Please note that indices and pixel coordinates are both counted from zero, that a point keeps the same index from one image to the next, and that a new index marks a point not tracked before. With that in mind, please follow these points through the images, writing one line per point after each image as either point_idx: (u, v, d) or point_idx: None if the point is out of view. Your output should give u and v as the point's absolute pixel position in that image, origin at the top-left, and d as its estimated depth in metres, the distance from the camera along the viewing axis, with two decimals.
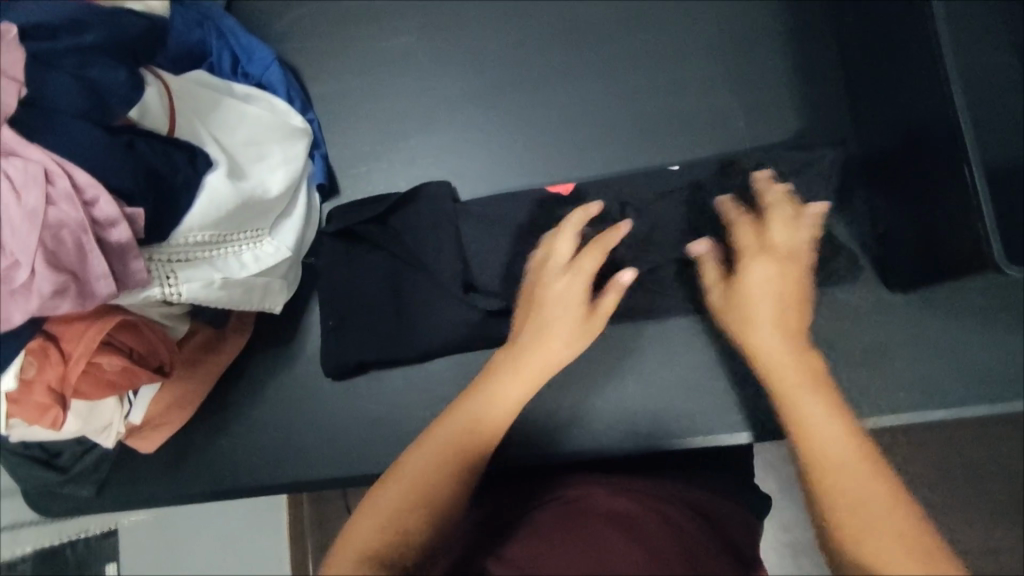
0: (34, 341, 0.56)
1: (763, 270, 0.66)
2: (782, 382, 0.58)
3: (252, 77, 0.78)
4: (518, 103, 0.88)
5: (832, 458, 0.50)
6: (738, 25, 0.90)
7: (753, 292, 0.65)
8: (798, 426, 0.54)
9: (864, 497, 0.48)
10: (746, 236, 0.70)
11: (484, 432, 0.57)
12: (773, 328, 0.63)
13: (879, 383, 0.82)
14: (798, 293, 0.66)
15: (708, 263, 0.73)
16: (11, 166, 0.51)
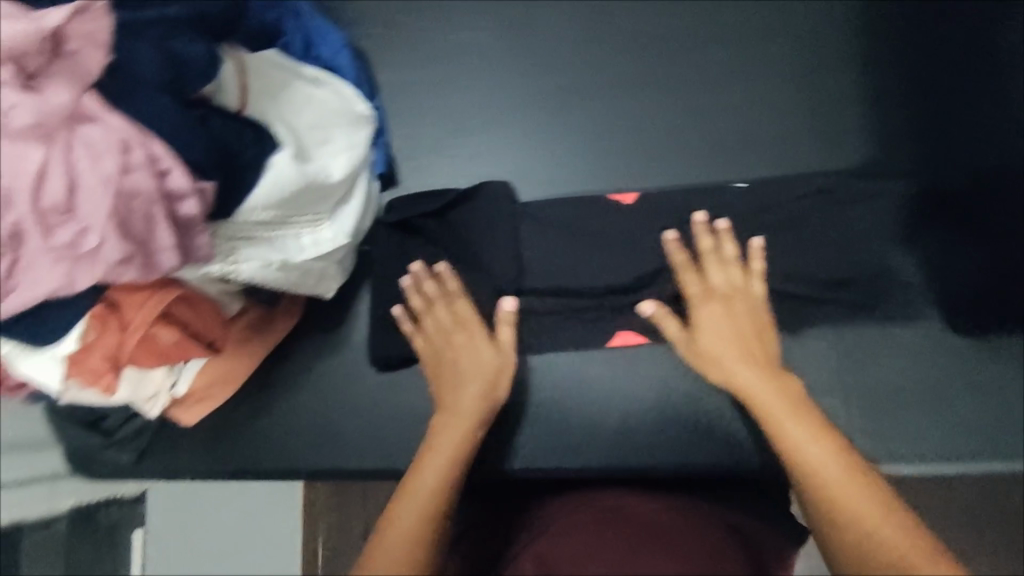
0: (98, 307, 0.56)
1: (714, 311, 0.71)
2: (765, 408, 0.61)
3: (322, 61, 0.78)
4: (584, 107, 0.87)
5: (817, 471, 0.54)
6: (819, 44, 0.87)
7: (711, 334, 0.69)
8: (785, 449, 0.57)
9: (855, 503, 0.51)
10: (694, 287, 0.73)
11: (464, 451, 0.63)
12: (743, 362, 0.66)
13: (929, 428, 0.79)
14: (753, 325, 0.70)
15: (666, 321, 0.73)
16: (92, 131, 0.50)
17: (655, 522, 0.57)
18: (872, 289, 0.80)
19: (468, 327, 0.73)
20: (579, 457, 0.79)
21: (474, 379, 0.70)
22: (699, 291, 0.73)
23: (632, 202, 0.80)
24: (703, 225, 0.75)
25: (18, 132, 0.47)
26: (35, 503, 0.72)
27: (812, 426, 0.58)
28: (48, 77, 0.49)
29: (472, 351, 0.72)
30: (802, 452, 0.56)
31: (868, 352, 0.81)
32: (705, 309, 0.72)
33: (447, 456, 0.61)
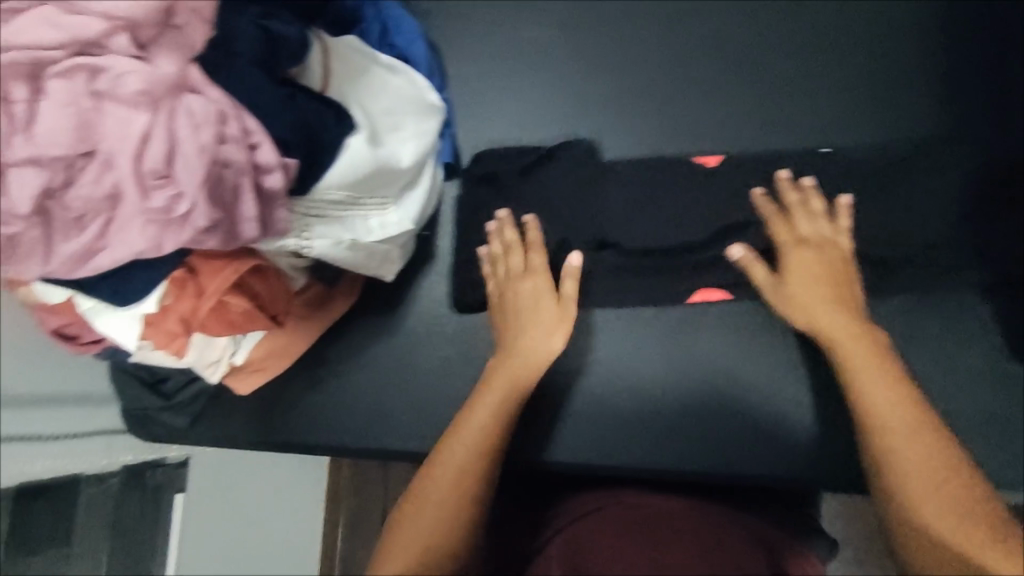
0: (178, 272, 0.59)
1: (798, 257, 0.75)
2: (851, 360, 0.67)
3: (398, 48, 0.80)
4: (652, 109, 0.87)
5: (895, 434, 0.62)
6: (896, 59, 0.86)
7: (800, 283, 0.73)
8: (864, 406, 0.64)
9: (923, 467, 0.60)
10: (781, 234, 0.76)
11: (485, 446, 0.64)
12: (830, 306, 0.71)
13: (986, 457, 0.77)
14: (840, 273, 0.73)
15: (751, 264, 0.76)
16: (192, 101, 0.52)
17: (678, 522, 0.58)
18: (922, 312, 0.81)
19: (535, 271, 0.75)
20: (616, 458, 0.80)
21: (541, 318, 0.73)
22: (789, 238, 0.76)
23: (715, 164, 0.82)
24: (787, 181, 0.79)
25: (128, 98, 0.50)
26: (98, 457, 0.76)
27: (890, 389, 0.64)
28: (158, 47, 0.51)
29: (539, 294, 0.74)
30: (880, 412, 0.63)
31: (927, 374, 0.80)
32: (795, 253, 0.75)
33: (466, 452, 0.63)
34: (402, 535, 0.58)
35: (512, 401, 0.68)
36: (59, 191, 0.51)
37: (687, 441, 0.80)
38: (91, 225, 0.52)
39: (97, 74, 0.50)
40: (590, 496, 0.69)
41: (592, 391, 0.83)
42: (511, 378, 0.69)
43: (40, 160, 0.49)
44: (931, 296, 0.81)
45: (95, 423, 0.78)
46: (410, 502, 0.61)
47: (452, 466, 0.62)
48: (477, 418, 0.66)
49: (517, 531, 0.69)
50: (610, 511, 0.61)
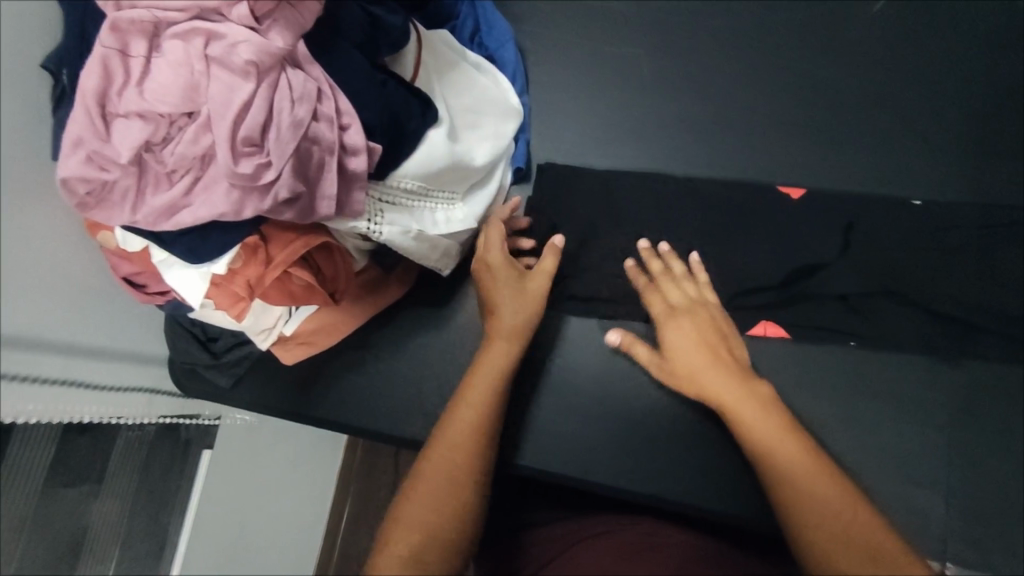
0: (251, 238, 0.60)
1: (676, 330, 0.71)
2: (740, 421, 0.64)
3: (486, 48, 0.82)
4: (731, 140, 0.85)
5: (799, 485, 0.57)
6: (992, 125, 0.83)
7: (678, 356, 0.70)
8: (767, 463, 0.60)
9: (823, 494, 0.56)
10: (655, 304, 0.74)
11: (486, 423, 0.64)
12: (715, 372, 0.67)
13: None
14: (715, 333, 0.70)
15: (634, 348, 0.74)
16: (295, 77, 0.54)
17: (665, 552, 0.61)
18: (995, 388, 0.76)
19: (495, 247, 0.72)
20: (650, 484, 0.75)
21: (522, 289, 0.73)
22: (663, 312, 0.73)
23: (799, 197, 0.81)
24: (648, 249, 0.77)
25: (237, 67, 0.52)
26: (138, 407, 0.75)
27: (773, 420, 0.63)
28: (272, 23, 0.53)
29: (513, 273, 0.73)
30: (782, 469, 0.59)
31: (991, 456, 0.74)
32: (671, 325, 0.72)
33: (468, 428, 0.62)
34: (408, 511, 0.57)
35: (509, 370, 0.68)
36: (156, 145, 0.54)
37: (732, 483, 0.75)
38: (179, 181, 0.55)
39: (211, 39, 0.52)
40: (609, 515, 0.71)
41: (629, 412, 0.79)
42: (500, 348, 0.69)
43: (146, 114, 0.52)
44: (1006, 374, 0.76)
45: (145, 376, 0.78)
46: (416, 476, 0.59)
47: (457, 441, 0.61)
48: (476, 392, 0.65)
49: (511, 540, 0.72)
50: (623, 534, 0.65)
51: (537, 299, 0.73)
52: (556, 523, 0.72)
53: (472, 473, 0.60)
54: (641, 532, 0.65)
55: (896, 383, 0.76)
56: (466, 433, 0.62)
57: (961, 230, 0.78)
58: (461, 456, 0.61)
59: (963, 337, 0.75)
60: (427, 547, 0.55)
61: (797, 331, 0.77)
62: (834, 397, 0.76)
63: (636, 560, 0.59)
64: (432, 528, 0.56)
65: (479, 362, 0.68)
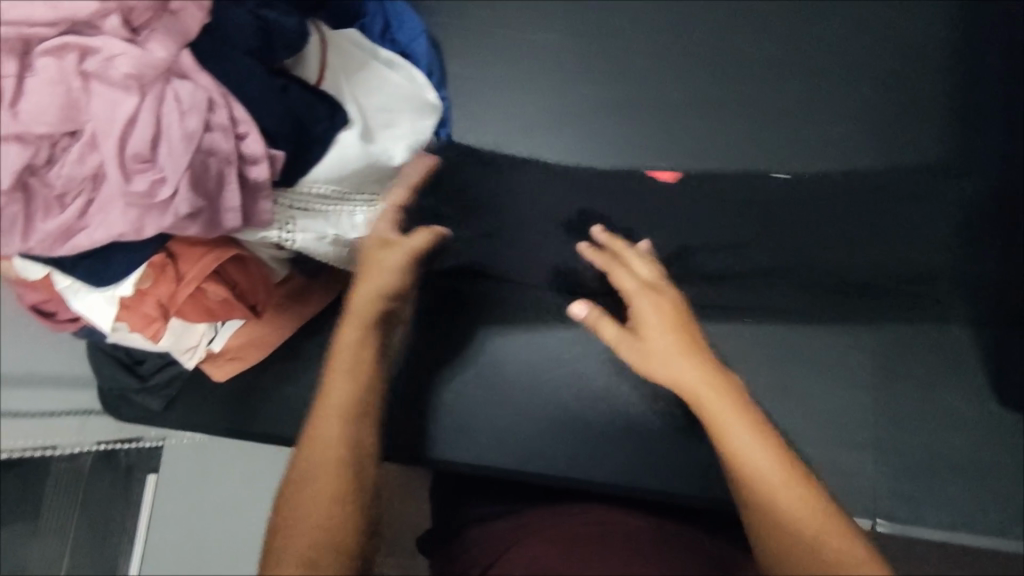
0: (158, 256, 0.58)
1: (649, 306, 0.65)
2: (711, 408, 0.57)
3: (399, 44, 0.80)
4: (645, 123, 0.86)
5: (767, 486, 0.51)
6: (893, 91, 0.85)
7: (652, 332, 0.64)
8: (747, 469, 0.52)
9: (795, 510, 0.50)
10: (625, 280, 0.68)
11: (352, 413, 0.59)
12: (683, 355, 0.61)
13: (960, 496, 0.74)
14: (686, 317, 0.65)
15: (602, 323, 0.68)
16: (182, 88, 0.52)
17: (622, 539, 0.61)
18: (909, 348, 0.78)
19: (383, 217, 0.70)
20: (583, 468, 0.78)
21: (383, 263, 0.68)
22: (635, 286, 0.68)
23: (670, 180, 0.79)
24: (604, 234, 0.73)
25: (118, 81, 0.50)
26: (68, 435, 0.76)
27: (747, 422, 0.55)
28: (151, 33, 0.51)
29: (380, 258, 0.68)
30: (750, 466, 0.52)
31: (907, 411, 0.77)
32: (643, 301, 0.66)
33: (342, 397, 0.59)
34: (296, 506, 0.53)
35: (365, 353, 0.63)
36: (41, 168, 0.50)
37: (658, 461, 0.78)
38: (71, 204, 0.52)
39: (87, 55, 0.50)
40: (556, 506, 0.71)
41: (556, 402, 0.82)
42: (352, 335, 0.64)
43: (24, 136, 0.48)
44: (918, 333, 0.79)
45: (78, 400, 0.79)
46: (294, 489, 0.54)
47: (324, 441, 0.56)
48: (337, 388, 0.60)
49: (459, 536, 0.71)
50: (577, 528, 0.63)
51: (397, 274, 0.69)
52: (508, 516, 0.70)
53: (349, 462, 0.56)
54: (592, 524, 0.64)
55: (814, 349, 0.79)
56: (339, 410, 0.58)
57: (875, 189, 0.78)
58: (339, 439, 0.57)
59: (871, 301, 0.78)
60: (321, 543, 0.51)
61: (707, 313, 0.79)
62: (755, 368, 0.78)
63: (591, 549, 0.58)
64: (320, 539, 0.51)
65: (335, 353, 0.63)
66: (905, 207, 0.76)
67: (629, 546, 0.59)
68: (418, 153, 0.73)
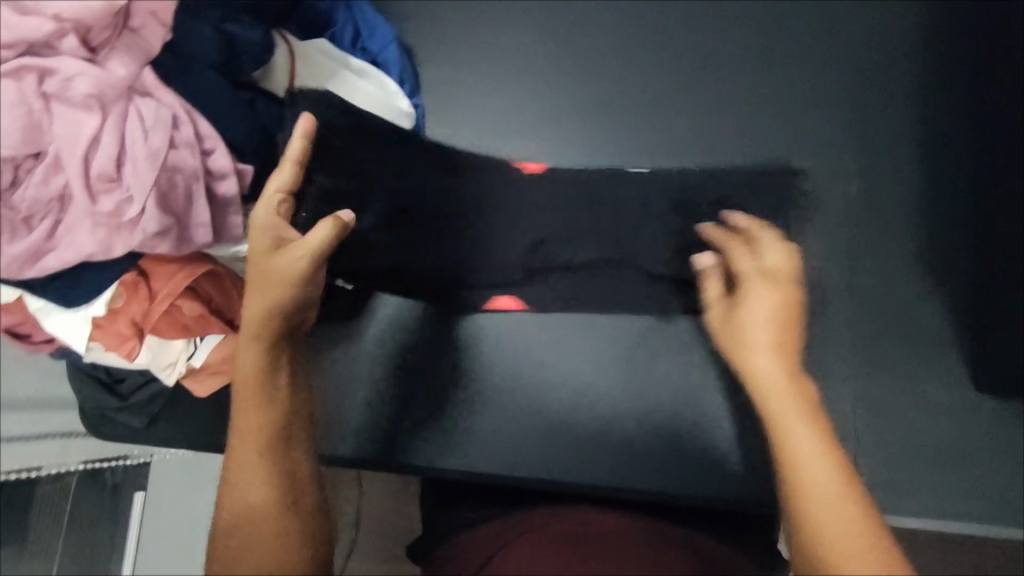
0: (129, 273, 0.59)
1: (765, 300, 0.51)
2: (772, 409, 0.45)
3: (370, 52, 0.79)
4: (620, 119, 0.84)
5: (827, 516, 0.40)
6: (878, 69, 0.80)
7: (745, 317, 0.51)
8: (791, 473, 0.42)
9: (849, 545, 0.39)
10: (743, 259, 0.56)
11: (262, 450, 0.49)
12: (770, 349, 0.49)
13: (952, 489, 0.73)
14: (792, 313, 0.50)
15: (710, 281, 0.61)
16: (145, 106, 0.52)
17: (607, 537, 0.57)
18: (895, 339, 0.76)
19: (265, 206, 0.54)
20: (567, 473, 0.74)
21: (279, 263, 0.52)
22: (750, 268, 0.55)
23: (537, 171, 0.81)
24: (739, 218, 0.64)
25: (78, 101, 0.50)
26: (45, 459, 0.78)
27: (809, 424, 0.44)
28: (111, 50, 0.52)
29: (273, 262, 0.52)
30: (806, 491, 0.41)
31: (896, 403, 0.75)
32: (756, 289, 0.52)
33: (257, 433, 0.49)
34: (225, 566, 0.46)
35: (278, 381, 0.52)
36: (7, 190, 0.51)
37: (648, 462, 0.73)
38: (39, 225, 0.52)
39: (46, 76, 0.49)
40: (541, 508, 0.66)
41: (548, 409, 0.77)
42: (249, 360, 0.51)
43: None
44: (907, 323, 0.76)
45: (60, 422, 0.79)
46: (217, 547, 0.46)
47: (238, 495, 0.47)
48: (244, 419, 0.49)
49: (447, 541, 0.68)
50: (557, 528, 0.59)
51: (297, 277, 0.52)
52: (495, 521, 0.67)
53: (277, 506, 0.47)
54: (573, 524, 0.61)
55: None
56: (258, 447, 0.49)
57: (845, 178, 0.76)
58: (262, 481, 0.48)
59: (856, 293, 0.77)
60: None
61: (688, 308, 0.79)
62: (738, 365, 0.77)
63: (571, 550, 0.55)
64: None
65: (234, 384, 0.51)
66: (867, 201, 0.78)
67: (612, 545, 0.56)
68: (303, 117, 0.58)
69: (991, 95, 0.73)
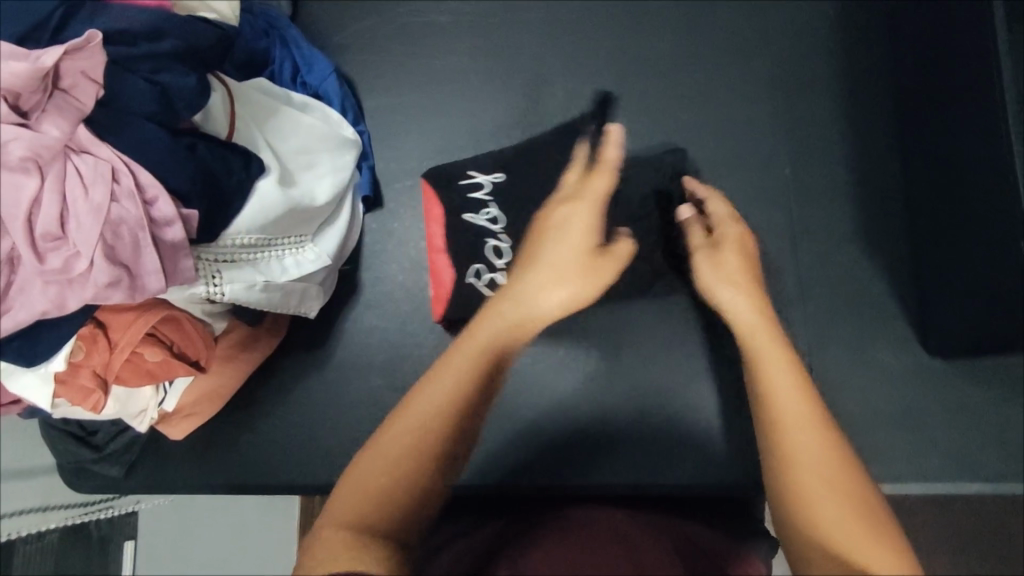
0: (86, 327, 0.60)
1: (740, 235, 0.73)
2: (757, 351, 0.57)
3: (310, 87, 0.83)
4: (559, 128, 0.86)
5: (785, 422, 0.50)
6: (800, 59, 0.84)
7: (729, 247, 0.71)
8: (761, 396, 0.53)
9: (837, 504, 0.45)
10: (718, 206, 0.76)
11: (460, 395, 0.53)
12: (748, 284, 0.68)
13: (911, 450, 0.75)
14: (752, 251, 0.72)
15: (693, 227, 0.75)
16: (83, 162, 0.53)
17: (597, 527, 0.54)
18: (846, 308, 0.78)
19: (582, 214, 0.71)
20: (544, 477, 0.76)
21: (594, 269, 0.71)
22: (726, 213, 0.75)
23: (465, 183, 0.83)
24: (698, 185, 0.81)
25: (15, 165, 0.50)
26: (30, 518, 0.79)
27: (786, 362, 0.56)
28: (43, 113, 0.52)
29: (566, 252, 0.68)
30: (776, 409, 0.51)
31: (851, 374, 0.77)
32: (735, 229, 0.74)
33: (464, 372, 0.54)
34: (377, 457, 0.50)
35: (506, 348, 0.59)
36: None
37: (614, 452, 0.77)
38: None
39: None
40: (538, 515, 0.62)
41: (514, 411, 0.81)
42: (495, 323, 0.60)
43: None
44: (854, 293, 0.78)
45: (31, 497, 0.78)
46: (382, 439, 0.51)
47: (428, 416, 0.51)
48: (460, 362, 0.55)
49: None
50: (546, 527, 0.55)
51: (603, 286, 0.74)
52: (457, 541, 0.58)
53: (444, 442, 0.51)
54: (563, 520, 0.57)
55: None
56: (457, 384, 0.53)
57: (779, 170, 0.82)
58: (452, 414, 0.52)
59: (801, 270, 0.79)
60: (388, 507, 0.48)
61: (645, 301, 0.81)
62: (696, 353, 0.79)
63: (559, 537, 0.52)
64: (370, 514, 0.48)
65: (470, 334, 0.58)
66: (802, 182, 0.81)
67: (596, 531, 0.54)
68: (616, 150, 0.79)
69: (911, 66, 0.76)
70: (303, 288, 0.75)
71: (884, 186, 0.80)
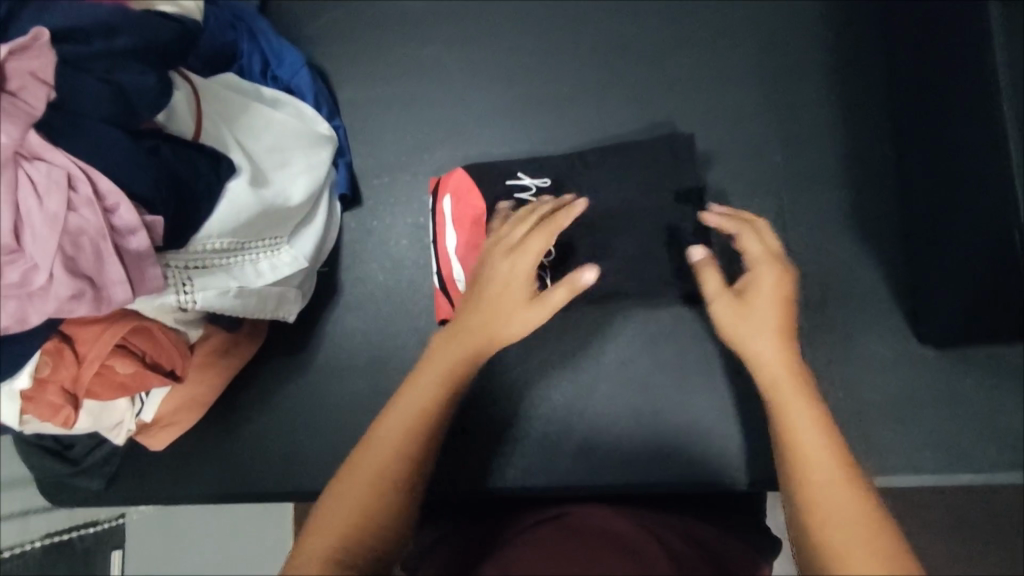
0: (50, 342, 0.57)
1: (774, 283, 0.61)
2: (776, 390, 0.55)
3: (281, 80, 0.79)
4: (541, 118, 0.83)
5: (813, 476, 0.49)
6: (787, 42, 0.81)
7: (759, 299, 0.60)
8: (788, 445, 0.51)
9: (847, 517, 0.46)
10: (753, 248, 0.64)
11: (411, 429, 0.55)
12: (774, 335, 0.58)
13: (905, 439, 0.73)
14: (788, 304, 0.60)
15: (708, 271, 0.64)
16: (36, 170, 0.50)
17: (594, 527, 0.53)
18: (838, 298, 0.77)
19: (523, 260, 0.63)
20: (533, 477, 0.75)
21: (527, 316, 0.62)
22: (758, 253, 0.63)
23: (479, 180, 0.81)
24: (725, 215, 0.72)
25: None
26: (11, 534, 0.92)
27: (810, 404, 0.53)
28: None
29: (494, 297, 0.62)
30: (804, 459, 0.50)
31: (844, 364, 0.75)
32: (766, 275, 0.61)
33: (413, 409, 0.56)
34: (335, 506, 0.51)
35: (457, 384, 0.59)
36: None
37: (607, 451, 0.75)
38: None
39: None
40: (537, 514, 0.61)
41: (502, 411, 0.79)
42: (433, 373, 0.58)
43: None
44: (846, 281, 0.77)
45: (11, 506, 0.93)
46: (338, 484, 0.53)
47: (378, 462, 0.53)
48: (406, 404, 0.56)
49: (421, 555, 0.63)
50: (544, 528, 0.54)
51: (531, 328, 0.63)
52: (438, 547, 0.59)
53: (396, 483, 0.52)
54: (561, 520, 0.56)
55: None
56: (406, 423, 0.55)
57: (766, 157, 0.80)
58: (400, 448, 0.54)
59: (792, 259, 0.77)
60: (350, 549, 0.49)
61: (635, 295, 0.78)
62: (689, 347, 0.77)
63: (556, 538, 0.50)
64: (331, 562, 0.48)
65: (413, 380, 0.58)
66: (791, 168, 0.79)
67: (594, 531, 0.52)
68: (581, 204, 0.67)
69: (904, 45, 0.73)
70: (281, 291, 0.73)
71: (875, 170, 0.78)
